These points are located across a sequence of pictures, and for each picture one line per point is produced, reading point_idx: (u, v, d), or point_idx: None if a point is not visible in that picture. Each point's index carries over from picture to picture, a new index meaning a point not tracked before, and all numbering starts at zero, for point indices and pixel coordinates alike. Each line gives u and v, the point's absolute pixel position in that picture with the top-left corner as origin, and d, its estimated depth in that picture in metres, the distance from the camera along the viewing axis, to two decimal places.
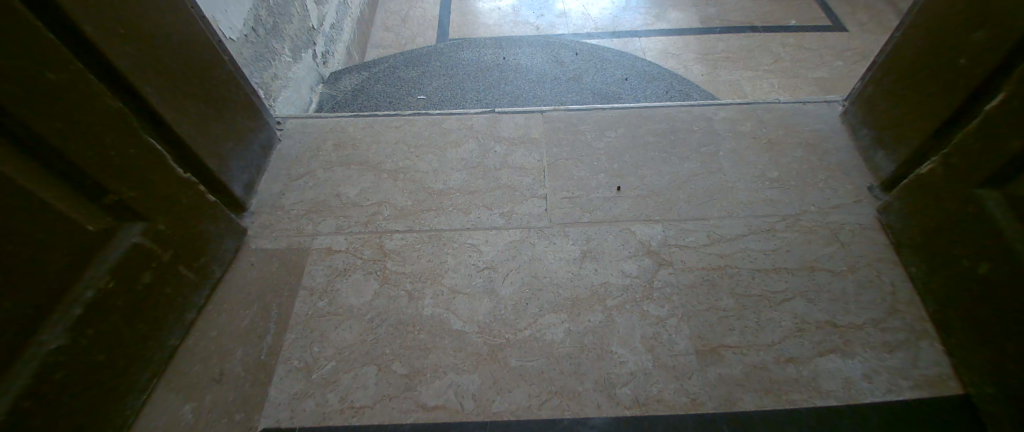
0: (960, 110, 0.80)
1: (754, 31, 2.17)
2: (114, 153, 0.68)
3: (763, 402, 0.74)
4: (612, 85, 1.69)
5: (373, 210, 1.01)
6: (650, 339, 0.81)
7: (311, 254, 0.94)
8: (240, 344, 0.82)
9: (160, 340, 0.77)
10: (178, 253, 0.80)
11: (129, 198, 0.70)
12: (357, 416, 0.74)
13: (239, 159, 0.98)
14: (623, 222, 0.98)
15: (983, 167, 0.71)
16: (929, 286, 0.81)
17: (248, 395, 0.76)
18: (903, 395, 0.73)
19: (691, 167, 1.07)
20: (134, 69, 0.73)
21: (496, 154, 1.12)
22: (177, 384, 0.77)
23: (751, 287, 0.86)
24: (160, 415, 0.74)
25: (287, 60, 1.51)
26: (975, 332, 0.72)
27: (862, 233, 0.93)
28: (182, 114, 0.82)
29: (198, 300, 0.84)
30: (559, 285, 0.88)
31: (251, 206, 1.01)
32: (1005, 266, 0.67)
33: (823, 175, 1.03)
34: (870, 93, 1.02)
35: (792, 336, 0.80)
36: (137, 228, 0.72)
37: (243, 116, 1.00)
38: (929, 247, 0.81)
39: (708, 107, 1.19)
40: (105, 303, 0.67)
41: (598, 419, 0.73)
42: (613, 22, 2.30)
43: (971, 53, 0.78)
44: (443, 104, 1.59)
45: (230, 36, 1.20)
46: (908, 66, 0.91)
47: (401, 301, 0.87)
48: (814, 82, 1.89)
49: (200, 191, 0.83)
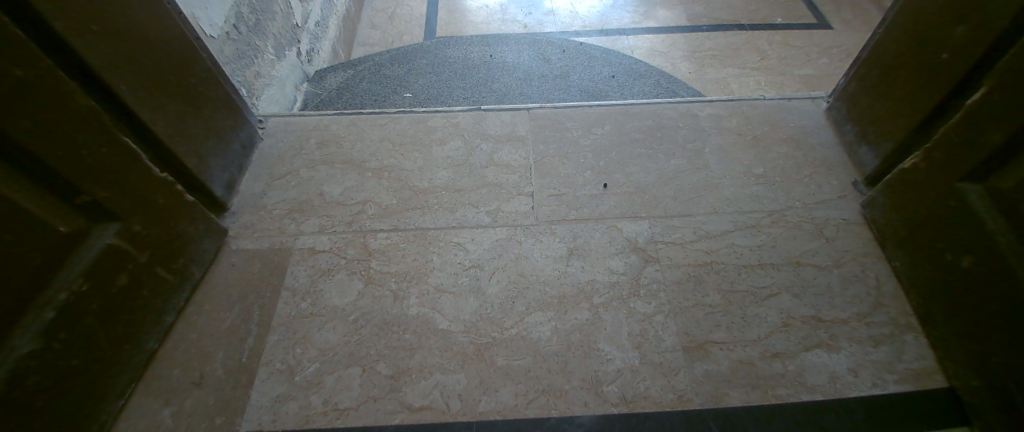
0: (941, 104, 0.81)
1: (740, 29, 2.18)
2: (86, 152, 0.66)
3: (750, 398, 0.74)
4: (599, 82, 1.70)
5: (357, 210, 0.99)
6: (636, 336, 0.81)
7: (294, 254, 0.92)
8: (221, 347, 0.80)
9: (138, 343, 0.75)
10: (156, 254, 0.78)
11: (103, 199, 0.68)
12: (341, 418, 0.73)
13: (219, 158, 0.96)
14: (610, 219, 0.97)
15: (965, 161, 0.72)
16: (912, 279, 0.82)
17: (229, 398, 0.75)
18: (887, 389, 0.74)
19: (676, 164, 1.07)
20: (106, 65, 0.71)
21: (482, 151, 1.11)
22: (155, 389, 0.75)
23: (737, 283, 0.87)
24: (138, 420, 0.72)
25: (269, 58, 1.48)
26: (959, 325, 0.73)
27: (847, 228, 0.93)
28: (158, 112, 0.80)
29: (177, 302, 0.82)
30: (546, 283, 0.88)
31: (232, 205, 1.00)
32: (988, 260, 0.68)
33: (807, 171, 1.03)
34: (854, 90, 1.03)
35: (778, 331, 0.80)
36: (112, 229, 0.70)
37: (223, 114, 0.98)
38: (912, 241, 0.82)
39: (693, 103, 1.20)
40: (79, 306, 0.65)
41: (584, 417, 0.73)
42: (601, 20, 2.30)
43: (952, 48, 0.78)
44: (429, 102, 1.58)
45: (211, 33, 1.18)
46: (891, 62, 0.91)
47: (386, 301, 0.85)
48: (799, 79, 1.90)
49: (178, 192, 0.81)
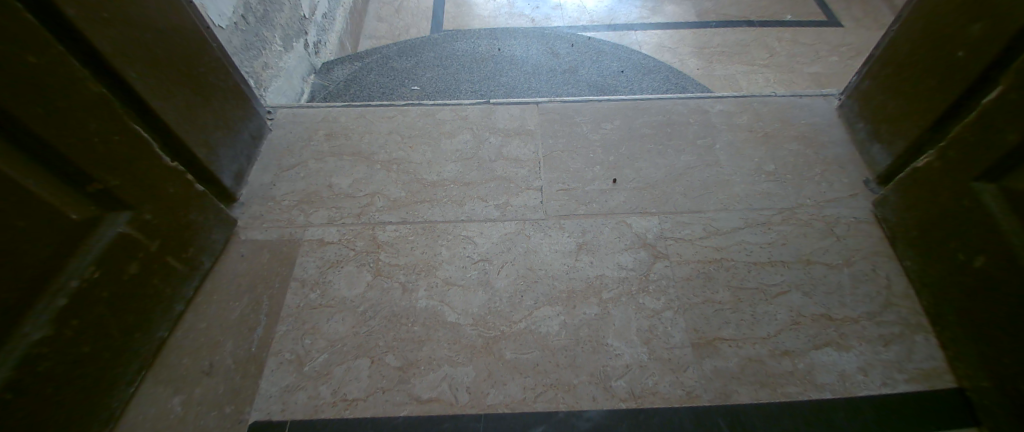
0: (956, 103, 0.80)
1: (750, 25, 2.16)
2: (97, 140, 0.66)
3: (759, 395, 0.74)
4: (608, 77, 1.69)
5: (366, 202, 0.99)
6: (645, 332, 0.80)
7: (303, 245, 0.92)
8: (230, 336, 0.80)
9: (148, 332, 0.75)
10: (166, 243, 0.78)
11: (114, 187, 0.68)
12: (350, 408, 0.73)
13: (228, 148, 0.96)
14: (619, 214, 0.97)
15: (980, 160, 0.71)
16: (923, 279, 0.81)
17: (238, 388, 0.75)
18: (897, 388, 0.74)
19: (687, 160, 1.06)
20: (117, 53, 0.71)
21: (490, 145, 1.11)
22: (165, 377, 0.75)
23: (746, 280, 0.86)
24: (148, 408, 0.72)
25: (277, 49, 1.48)
26: (970, 326, 0.72)
27: (858, 227, 0.92)
28: (168, 101, 0.80)
29: (186, 291, 0.83)
30: (555, 277, 0.87)
31: (241, 196, 1.00)
32: (1001, 260, 0.67)
33: (819, 168, 1.02)
34: (867, 87, 1.02)
35: (788, 329, 0.80)
36: (123, 217, 0.70)
37: (233, 104, 0.98)
38: (924, 240, 0.81)
39: (704, 99, 1.19)
40: (90, 294, 0.65)
41: (593, 411, 0.73)
42: (609, 15, 2.28)
43: (968, 46, 0.77)
44: (437, 96, 1.57)
45: (219, 23, 1.17)
46: (905, 59, 0.90)
47: (394, 293, 0.85)
48: (809, 77, 1.88)
49: (187, 181, 0.81)
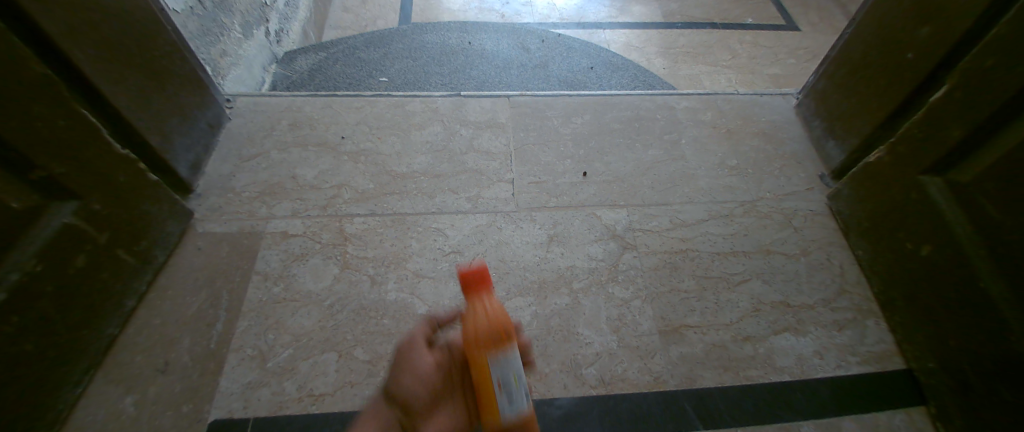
0: (905, 101, 0.85)
1: (713, 27, 2.23)
2: (41, 123, 0.61)
3: (722, 379, 0.77)
4: (577, 73, 1.71)
5: (332, 193, 0.96)
6: (615, 320, 0.82)
7: (265, 238, 0.89)
8: (187, 332, 0.76)
9: (96, 328, 0.71)
10: (116, 236, 0.73)
11: (59, 174, 0.64)
12: (317, 403, 0.71)
13: (184, 137, 0.91)
14: (589, 207, 0.98)
15: (928, 155, 0.76)
16: (874, 267, 0.86)
17: (196, 386, 0.71)
18: (850, 370, 0.78)
19: (654, 154, 1.09)
20: (63, 31, 0.66)
21: (462, 137, 1.10)
22: (116, 377, 0.71)
23: (710, 269, 0.89)
24: (96, 410, 0.68)
25: (236, 36, 1.41)
26: (918, 311, 0.77)
27: (814, 219, 0.97)
28: (117, 84, 0.75)
29: (138, 286, 0.78)
30: (526, 269, 0.88)
31: (198, 187, 0.95)
32: (946, 248, 0.72)
33: (778, 163, 1.07)
34: (823, 87, 1.07)
35: (749, 316, 0.83)
36: (69, 208, 0.65)
37: (189, 91, 0.93)
38: (876, 231, 0.86)
39: (670, 96, 1.22)
40: (32, 289, 0.60)
41: (564, 399, 0.73)
42: (578, 14, 2.30)
43: (917, 49, 0.82)
44: (406, 88, 1.54)
45: (172, 6, 1.11)
46: (860, 60, 0.95)
47: (362, 286, 0.84)
48: (768, 78, 1.96)
49: (139, 170, 0.77)
